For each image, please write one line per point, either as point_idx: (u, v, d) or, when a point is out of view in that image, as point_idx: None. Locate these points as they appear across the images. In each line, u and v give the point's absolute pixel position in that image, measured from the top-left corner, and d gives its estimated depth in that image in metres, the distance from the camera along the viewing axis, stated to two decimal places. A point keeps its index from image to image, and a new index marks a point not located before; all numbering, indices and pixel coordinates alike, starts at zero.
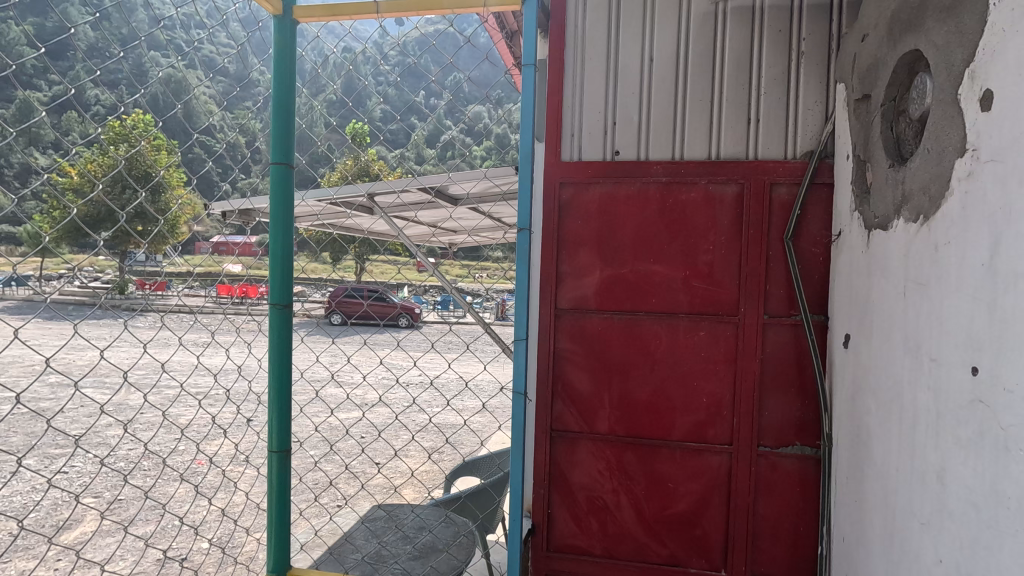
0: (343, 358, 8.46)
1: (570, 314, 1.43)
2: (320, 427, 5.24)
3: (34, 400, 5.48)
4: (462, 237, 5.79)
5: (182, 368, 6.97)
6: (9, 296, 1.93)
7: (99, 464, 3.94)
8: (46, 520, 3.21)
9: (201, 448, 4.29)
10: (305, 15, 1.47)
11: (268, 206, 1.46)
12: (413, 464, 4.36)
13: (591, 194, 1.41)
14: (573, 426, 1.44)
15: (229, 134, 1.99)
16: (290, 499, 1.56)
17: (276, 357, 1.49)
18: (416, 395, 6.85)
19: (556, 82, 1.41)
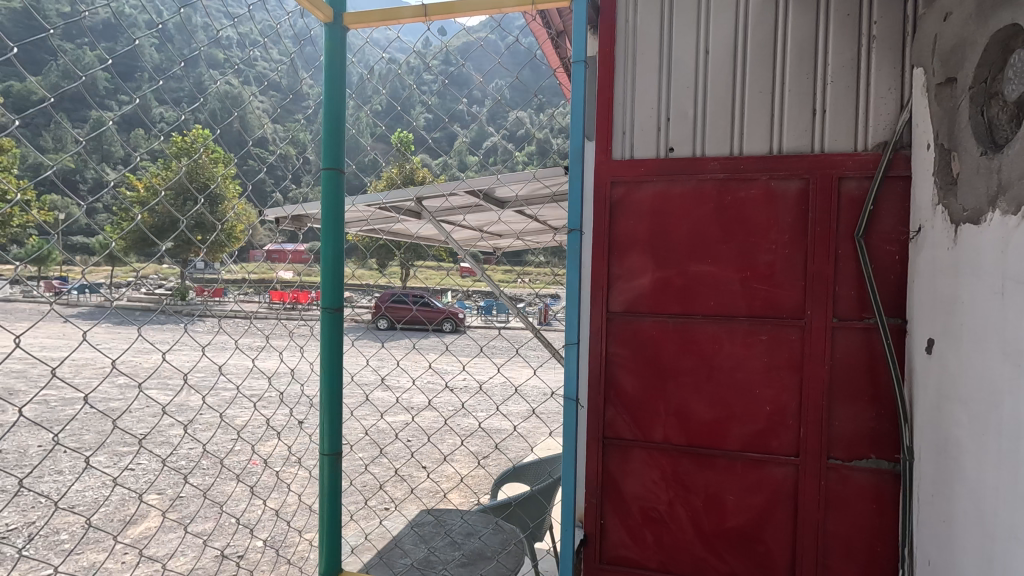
0: (391, 364, 8.72)
1: (622, 318, 1.38)
2: (369, 430, 5.43)
3: (110, 401, 5.88)
4: (507, 241, 5.80)
5: (238, 371, 7.39)
6: (82, 302, 1.90)
7: (161, 462, 4.21)
8: (114, 515, 3.47)
9: (258, 451, 4.45)
10: (353, 22, 1.51)
11: (318, 210, 1.48)
12: (461, 469, 4.41)
13: (643, 192, 1.36)
14: (627, 433, 1.39)
15: (283, 146, 2.02)
16: (341, 500, 1.57)
17: (327, 359, 1.51)
18: (463, 400, 6.94)
19: (608, 78, 1.38)
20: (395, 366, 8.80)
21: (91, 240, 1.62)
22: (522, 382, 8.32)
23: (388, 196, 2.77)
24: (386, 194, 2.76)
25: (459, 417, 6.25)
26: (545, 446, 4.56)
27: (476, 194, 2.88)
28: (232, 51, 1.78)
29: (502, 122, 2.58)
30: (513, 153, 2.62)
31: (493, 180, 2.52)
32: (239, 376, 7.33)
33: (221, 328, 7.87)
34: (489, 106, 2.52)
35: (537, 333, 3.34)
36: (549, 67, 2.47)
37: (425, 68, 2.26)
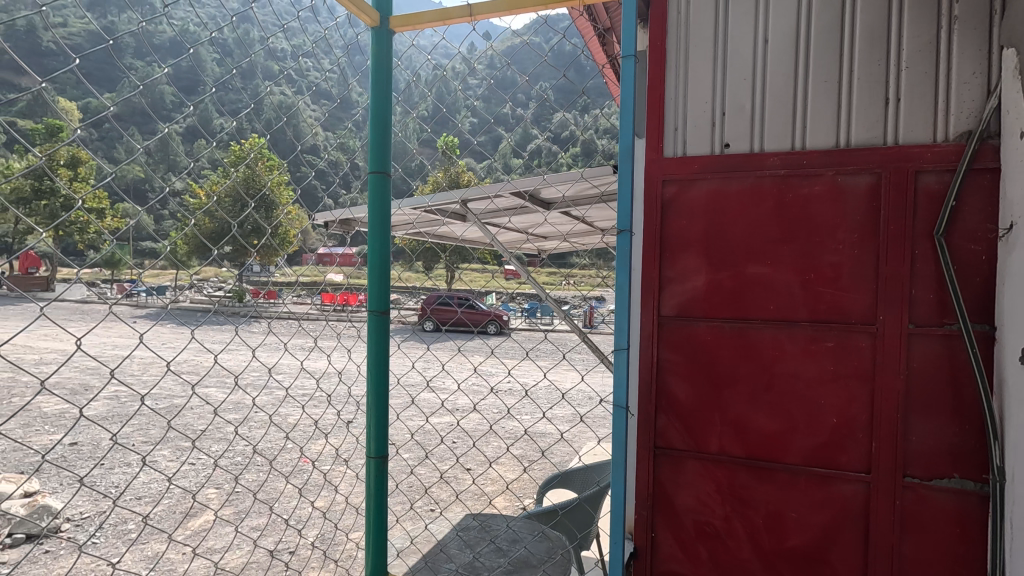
0: (436, 366, 8.85)
1: (674, 322, 1.32)
2: (415, 432, 5.51)
3: (173, 398, 6.19)
4: (551, 244, 5.77)
5: (290, 372, 7.67)
6: (149, 304, 1.95)
7: (218, 458, 4.40)
8: (176, 507, 3.65)
9: (309, 450, 4.57)
10: (399, 24, 1.53)
11: (366, 214, 1.49)
12: (506, 474, 4.42)
13: (696, 191, 1.30)
14: (679, 443, 1.33)
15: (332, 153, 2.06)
16: (388, 502, 1.57)
17: (374, 361, 1.51)
18: (506, 403, 6.95)
19: (658, 72, 1.32)
20: (440, 368, 8.93)
21: (158, 245, 1.67)
22: (566, 386, 8.27)
23: (434, 199, 2.78)
24: (432, 197, 2.77)
25: (503, 421, 6.24)
26: (591, 452, 4.47)
27: (523, 195, 2.86)
28: (285, 60, 1.82)
29: (546, 124, 2.55)
30: (558, 155, 2.59)
31: (540, 181, 2.48)
32: (290, 376, 7.61)
33: (275, 330, 8.17)
34: (533, 108, 2.50)
35: (583, 336, 3.27)
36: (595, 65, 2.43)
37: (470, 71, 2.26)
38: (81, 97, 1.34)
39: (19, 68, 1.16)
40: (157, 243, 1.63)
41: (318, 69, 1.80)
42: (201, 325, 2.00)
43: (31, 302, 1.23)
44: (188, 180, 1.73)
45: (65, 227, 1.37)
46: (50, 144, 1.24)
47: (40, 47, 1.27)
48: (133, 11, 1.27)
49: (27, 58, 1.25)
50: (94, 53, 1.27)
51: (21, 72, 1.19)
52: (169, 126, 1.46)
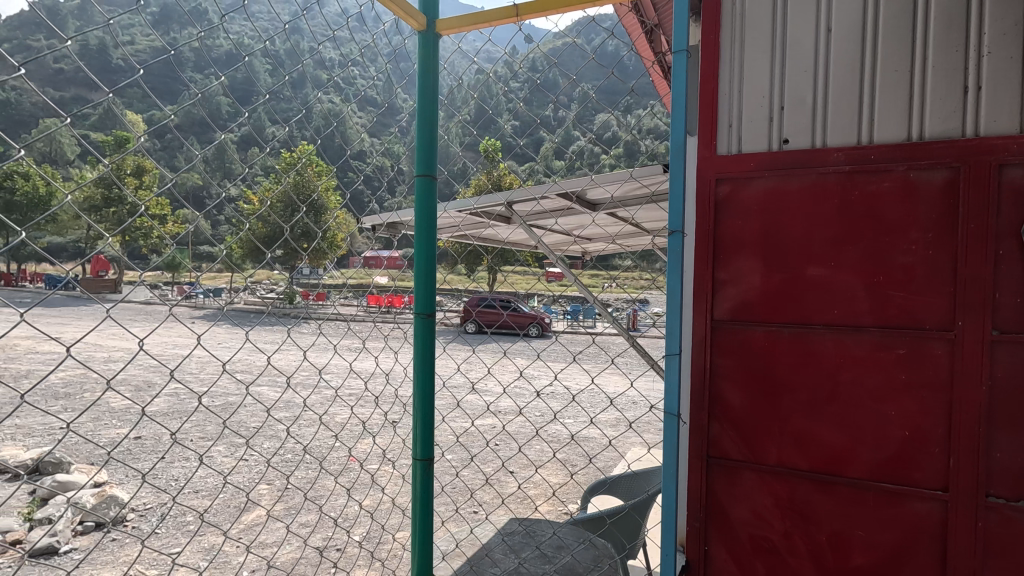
0: (478, 369, 8.91)
1: (729, 327, 1.26)
2: (458, 434, 5.56)
3: (229, 397, 6.47)
4: (594, 245, 5.72)
5: (339, 373, 7.90)
6: (205, 304, 1.99)
7: (270, 455, 4.57)
8: (231, 501, 3.81)
9: (356, 450, 4.67)
10: (446, 27, 1.54)
11: (413, 217, 1.50)
12: (550, 478, 4.41)
13: (752, 189, 1.24)
14: (734, 453, 1.27)
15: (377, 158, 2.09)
16: (433, 504, 1.57)
17: (420, 363, 1.52)
18: (549, 407, 6.94)
19: (711, 66, 1.27)
20: (483, 371, 9.00)
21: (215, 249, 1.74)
22: (609, 390, 8.19)
23: (478, 202, 2.80)
24: (476, 200, 2.78)
25: (547, 425, 6.20)
26: (637, 458, 4.39)
27: (568, 197, 2.82)
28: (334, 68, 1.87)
29: (589, 125, 2.52)
30: (601, 155, 2.56)
31: (587, 182, 2.44)
32: (338, 377, 7.83)
33: (323, 331, 8.42)
34: (575, 110, 2.48)
35: (630, 339, 3.20)
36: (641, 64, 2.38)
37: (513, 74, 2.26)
38: (144, 108, 1.40)
39: (90, 82, 1.22)
40: (215, 247, 1.69)
41: (366, 77, 1.83)
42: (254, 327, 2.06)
43: (100, 304, 1.30)
44: (242, 187, 1.78)
45: (131, 232, 1.44)
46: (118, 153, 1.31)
47: (110, 63, 1.34)
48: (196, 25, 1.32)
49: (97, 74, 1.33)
50: (158, 67, 1.35)
51: (93, 88, 1.26)
52: (226, 134, 1.51)
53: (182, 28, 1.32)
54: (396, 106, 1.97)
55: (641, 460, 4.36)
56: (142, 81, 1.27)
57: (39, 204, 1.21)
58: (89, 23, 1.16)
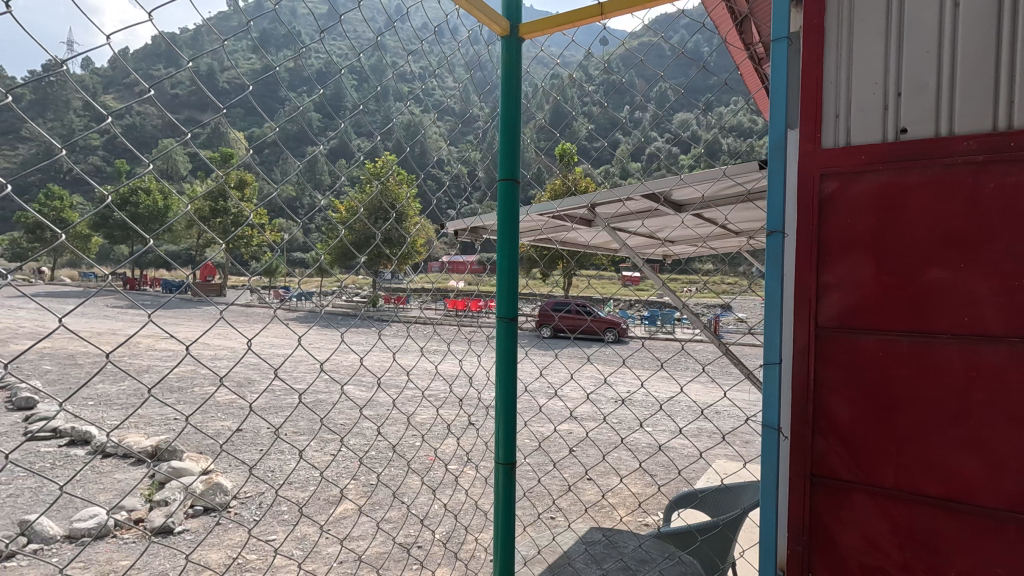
0: (555, 374, 8.92)
1: (836, 335, 1.15)
2: (536, 439, 5.58)
3: (322, 395, 6.87)
4: (678, 248, 5.54)
5: (422, 375, 8.18)
6: (297, 307, 1.96)
7: (358, 452, 4.80)
8: (322, 493, 4.04)
9: (440, 452, 4.78)
10: (529, 30, 1.54)
11: (497, 221, 1.51)
12: (629, 488, 4.32)
13: (864, 184, 1.13)
14: (843, 473, 1.16)
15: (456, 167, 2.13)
16: (515, 509, 1.57)
17: (502, 368, 1.52)
18: (627, 415, 6.82)
19: (815, 54, 1.18)
20: (562, 377, 8.98)
21: (308, 255, 1.84)
22: (692, 400, 7.91)
23: (559, 206, 2.78)
24: (557, 204, 2.76)
25: (629, 434, 6.06)
26: (728, 471, 4.17)
27: (655, 198, 2.73)
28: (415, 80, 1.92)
29: (668, 127, 2.44)
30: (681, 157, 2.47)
31: (676, 182, 2.35)
32: (422, 379, 8.11)
33: (408, 334, 8.74)
34: (650, 115, 2.43)
35: (721, 346, 3.04)
36: (726, 58, 2.27)
37: (590, 78, 2.23)
38: (247, 126, 1.50)
39: (202, 106, 1.33)
40: (308, 254, 1.79)
41: (445, 88, 1.87)
42: (345, 329, 2.15)
43: (211, 308, 1.41)
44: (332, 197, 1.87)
45: (236, 241, 1.55)
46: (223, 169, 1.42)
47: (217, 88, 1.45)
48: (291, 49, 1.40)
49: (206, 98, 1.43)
50: (259, 89, 1.44)
51: (203, 110, 1.36)
52: (318, 149, 1.60)
53: (277, 52, 1.41)
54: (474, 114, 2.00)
55: (733, 474, 4.14)
56: (247, 100, 1.37)
57: (158, 216, 1.32)
58: (201, 50, 1.25)
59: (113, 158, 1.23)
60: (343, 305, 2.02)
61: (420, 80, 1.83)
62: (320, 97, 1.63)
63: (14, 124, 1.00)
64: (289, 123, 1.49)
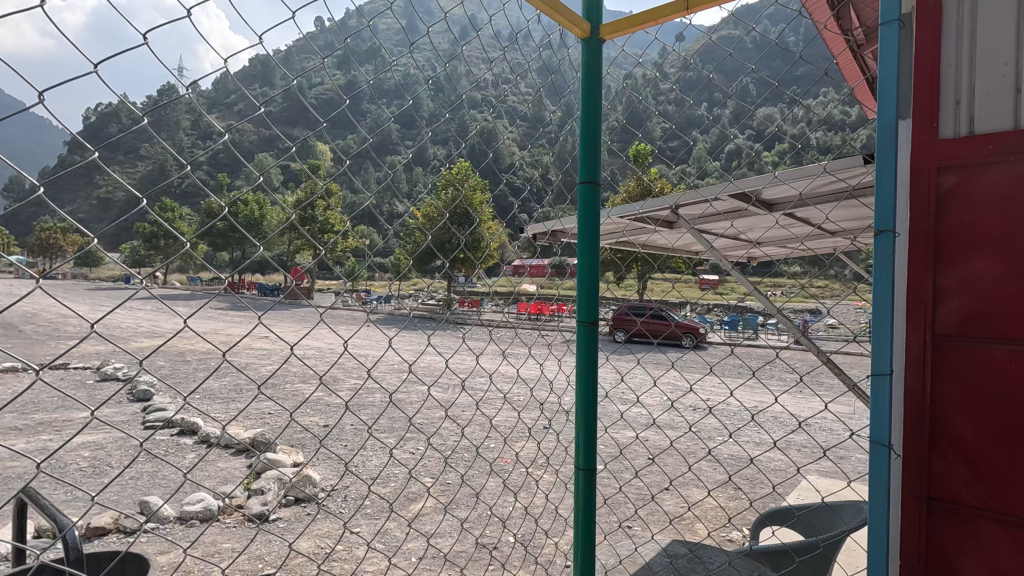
0: (632, 381, 8.75)
1: (958, 344, 1.05)
2: (611, 444, 5.52)
3: (407, 396, 7.14)
4: (765, 251, 5.25)
5: (501, 379, 8.30)
6: (378, 309, 2.01)
7: (439, 452, 4.94)
8: (404, 490, 4.18)
9: (518, 455, 4.81)
10: (610, 31, 1.52)
11: (577, 223, 1.50)
12: (711, 500, 4.16)
13: (991, 177, 1.02)
14: (968, 498, 1.05)
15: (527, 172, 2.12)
16: (596, 517, 1.54)
17: (582, 371, 1.51)
18: (709, 425, 6.56)
19: (929, 35, 1.08)
20: (641, 383, 8.80)
21: (390, 260, 1.89)
22: (781, 412, 7.48)
23: (639, 207, 2.71)
24: (638, 206, 2.69)
25: (715, 445, 5.80)
26: (829, 489, 3.87)
27: (744, 198, 2.59)
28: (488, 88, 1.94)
29: (749, 123, 2.32)
30: (765, 154, 2.33)
31: (770, 180, 2.22)
32: (502, 383, 8.22)
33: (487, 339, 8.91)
34: (730, 111, 2.32)
35: (819, 353, 2.83)
36: (814, 47, 2.12)
37: (666, 76, 2.16)
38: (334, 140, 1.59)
39: (290, 123, 1.41)
40: (388, 258, 1.84)
41: (517, 93, 1.88)
42: (424, 332, 2.20)
43: (298, 310, 1.48)
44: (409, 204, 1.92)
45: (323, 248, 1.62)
46: (312, 181, 1.48)
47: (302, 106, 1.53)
48: (371, 64, 1.47)
49: (294, 117, 1.52)
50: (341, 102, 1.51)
51: (293, 126, 1.45)
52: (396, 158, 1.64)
53: (361, 66, 1.47)
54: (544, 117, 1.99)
55: (833, 493, 3.85)
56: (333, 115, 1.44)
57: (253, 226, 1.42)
58: (290, 71, 1.32)
59: (215, 172, 1.34)
60: (420, 308, 2.05)
61: (492, 87, 1.84)
62: (397, 109, 1.69)
63: (135, 143, 1.11)
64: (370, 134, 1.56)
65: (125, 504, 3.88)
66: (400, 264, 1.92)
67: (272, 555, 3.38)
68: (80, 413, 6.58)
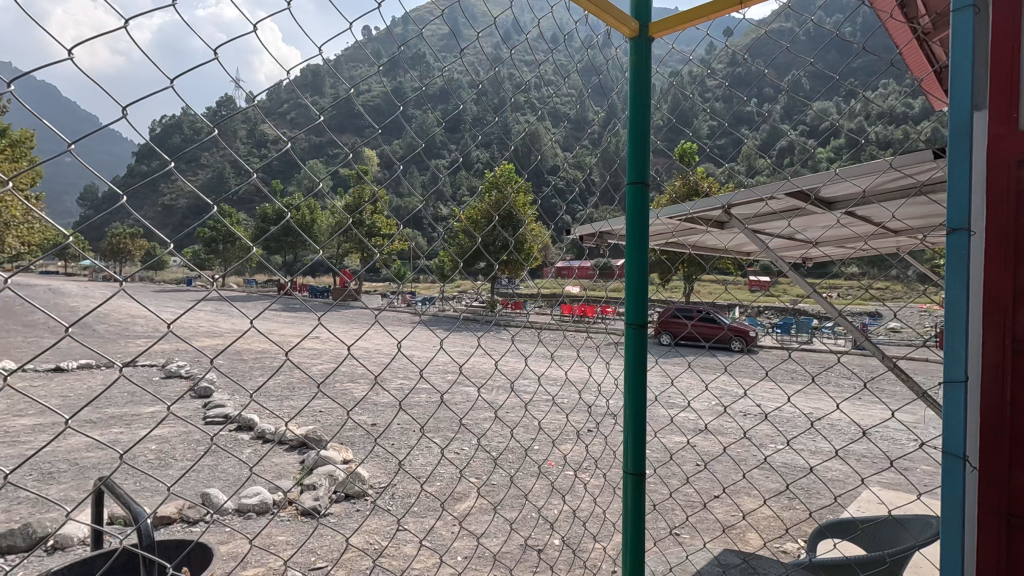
0: (680, 385, 8.57)
1: None
2: (658, 449, 5.42)
3: (454, 396, 7.24)
4: (821, 251, 5.03)
5: (547, 381, 8.29)
6: (422, 311, 2.03)
7: (485, 453, 4.98)
8: (450, 489, 4.24)
9: (564, 458, 4.79)
10: (659, 29, 1.50)
11: (625, 225, 1.48)
12: (764, 510, 4.02)
13: None
14: None
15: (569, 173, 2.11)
16: (645, 523, 1.51)
17: (630, 375, 1.49)
18: (762, 431, 6.35)
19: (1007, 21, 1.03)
20: (689, 387, 8.61)
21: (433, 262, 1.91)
22: (840, 420, 7.15)
23: (688, 207, 2.65)
24: (690, 206, 2.63)
25: (769, 453, 5.60)
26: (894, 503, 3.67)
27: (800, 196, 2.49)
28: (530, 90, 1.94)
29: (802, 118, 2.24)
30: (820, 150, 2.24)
31: (829, 177, 2.13)
32: (547, 385, 8.22)
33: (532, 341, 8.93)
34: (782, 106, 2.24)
35: (883, 360, 2.69)
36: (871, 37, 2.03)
37: (713, 73, 2.11)
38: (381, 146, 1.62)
39: (339, 130, 1.46)
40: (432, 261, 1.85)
41: (560, 94, 1.88)
42: (466, 334, 2.20)
43: (342, 313, 1.51)
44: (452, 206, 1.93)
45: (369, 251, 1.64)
46: (360, 186, 1.51)
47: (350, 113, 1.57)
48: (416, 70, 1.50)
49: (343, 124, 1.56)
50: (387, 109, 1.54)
51: (341, 133, 1.49)
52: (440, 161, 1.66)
53: (407, 73, 1.50)
54: (587, 118, 1.98)
55: (897, 506, 3.65)
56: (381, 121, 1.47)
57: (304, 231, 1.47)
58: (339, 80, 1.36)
59: (269, 180, 1.39)
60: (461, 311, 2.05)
61: (535, 89, 1.84)
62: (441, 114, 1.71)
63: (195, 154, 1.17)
64: (411, 139, 1.57)
65: (189, 495, 4.09)
66: (445, 267, 1.93)
67: (324, 548, 3.49)
68: (148, 407, 6.99)
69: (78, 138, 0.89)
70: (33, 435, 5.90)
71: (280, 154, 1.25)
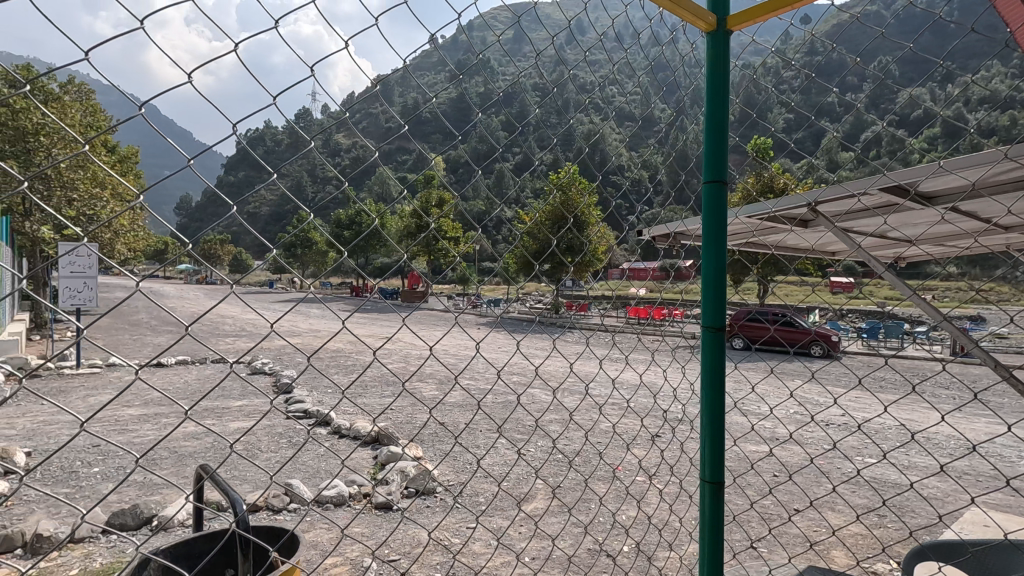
0: (757, 392, 8.18)
1: None
2: (734, 458, 5.20)
3: (523, 399, 7.28)
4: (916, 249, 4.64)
5: (616, 385, 8.16)
6: (487, 312, 2.04)
7: (554, 456, 4.97)
8: (519, 490, 4.27)
9: (635, 464, 4.70)
10: (738, 22, 1.45)
11: (701, 224, 1.44)
12: (854, 527, 3.76)
13: None
14: None
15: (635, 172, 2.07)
16: (722, 532, 1.46)
17: (706, 379, 1.44)
18: (850, 443, 5.94)
19: None
20: (766, 394, 8.20)
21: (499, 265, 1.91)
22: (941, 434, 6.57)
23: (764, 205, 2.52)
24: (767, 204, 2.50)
25: (857, 466, 5.24)
26: (1007, 526, 3.33)
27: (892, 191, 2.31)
28: None
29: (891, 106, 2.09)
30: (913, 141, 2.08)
31: (929, 171, 1.97)
32: (617, 389, 8.08)
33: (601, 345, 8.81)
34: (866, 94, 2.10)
35: (993, 368, 2.44)
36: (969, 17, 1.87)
37: (788, 63, 2.01)
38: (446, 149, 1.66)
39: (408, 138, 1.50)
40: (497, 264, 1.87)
41: (625, 93, 1.85)
42: (532, 335, 2.20)
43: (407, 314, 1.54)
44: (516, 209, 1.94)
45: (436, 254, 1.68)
46: (428, 191, 1.55)
47: None
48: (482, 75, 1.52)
49: None
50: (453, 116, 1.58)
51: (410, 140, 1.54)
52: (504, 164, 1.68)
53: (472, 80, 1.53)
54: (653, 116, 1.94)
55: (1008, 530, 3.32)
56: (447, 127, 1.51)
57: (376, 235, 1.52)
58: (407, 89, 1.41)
59: None
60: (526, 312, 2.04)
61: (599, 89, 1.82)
62: None
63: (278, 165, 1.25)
64: (480, 143, 1.59)
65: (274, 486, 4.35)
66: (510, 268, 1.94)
67: (398, 542, 3.62)
68: (237, 402, 7.49)
69: (194, 153, 1.03)
70: (139, 425, 6.49)
71: (353, 162, 1.32)
